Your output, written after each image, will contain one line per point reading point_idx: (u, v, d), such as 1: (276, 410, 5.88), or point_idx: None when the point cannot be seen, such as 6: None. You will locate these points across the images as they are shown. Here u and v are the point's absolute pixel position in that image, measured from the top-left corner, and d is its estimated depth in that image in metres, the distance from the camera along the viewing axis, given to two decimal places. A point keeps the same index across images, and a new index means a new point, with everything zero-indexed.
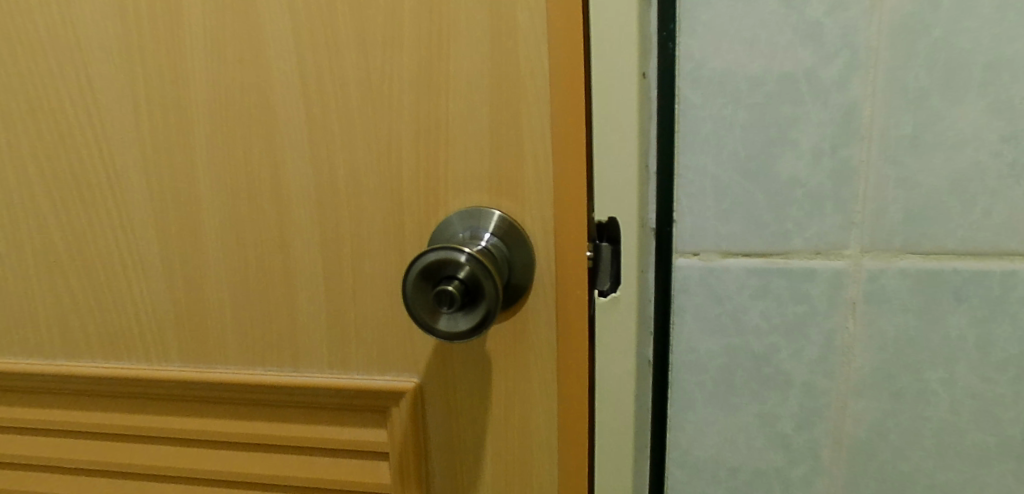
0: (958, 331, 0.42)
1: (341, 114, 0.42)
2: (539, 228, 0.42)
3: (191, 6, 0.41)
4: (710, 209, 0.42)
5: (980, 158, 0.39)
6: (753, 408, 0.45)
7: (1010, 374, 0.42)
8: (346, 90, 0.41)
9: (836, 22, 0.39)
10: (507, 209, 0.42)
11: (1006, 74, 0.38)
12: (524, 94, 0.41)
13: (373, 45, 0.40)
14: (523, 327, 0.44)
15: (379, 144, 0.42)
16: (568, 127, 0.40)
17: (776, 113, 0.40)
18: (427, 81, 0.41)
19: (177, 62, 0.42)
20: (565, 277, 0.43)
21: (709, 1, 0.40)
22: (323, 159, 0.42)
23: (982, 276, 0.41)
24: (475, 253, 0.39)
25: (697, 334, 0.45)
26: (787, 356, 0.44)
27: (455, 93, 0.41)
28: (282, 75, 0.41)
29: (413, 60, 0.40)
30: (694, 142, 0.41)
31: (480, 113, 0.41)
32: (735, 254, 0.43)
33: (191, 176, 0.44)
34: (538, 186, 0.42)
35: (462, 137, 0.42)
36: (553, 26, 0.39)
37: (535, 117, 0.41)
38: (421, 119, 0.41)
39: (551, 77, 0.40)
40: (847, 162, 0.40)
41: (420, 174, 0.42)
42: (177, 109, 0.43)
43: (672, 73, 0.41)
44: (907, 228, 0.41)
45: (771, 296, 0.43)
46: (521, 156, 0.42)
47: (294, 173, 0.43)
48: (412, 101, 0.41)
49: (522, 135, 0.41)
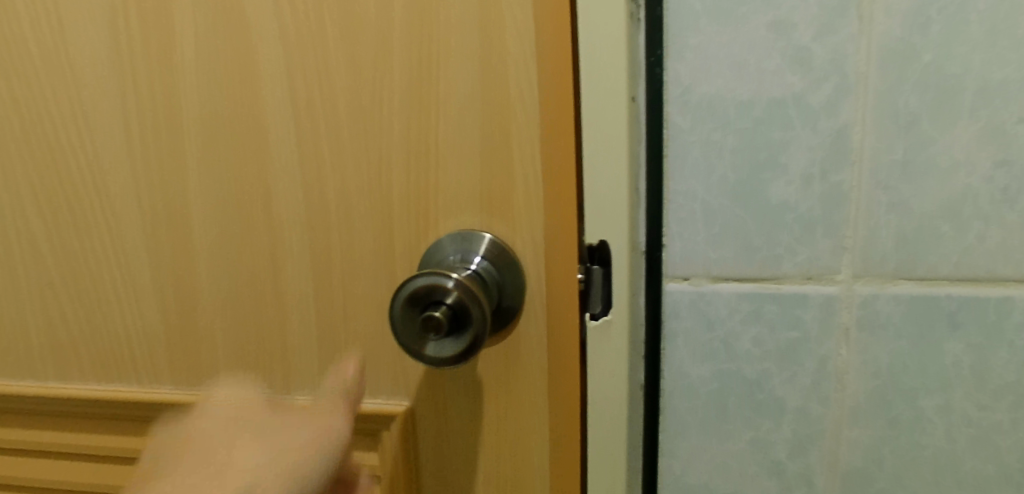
0: (954, 358, 0.41)
1: (332, 138, 0.42)
2: (530, 251, 0.42)
3: (183, 32, 0.41)
4: (699, 234, 0.42)
5: (972, 184, 0.39)
6: (746, 434, 0.45)
7: (1008, 402, 0.42)
8: (335, 114, 0.41)
9: (824, 47, 0.39)
10: (498, 232, 0.42)
11: (998, 99, 0.38)
12: (514, 118, 0.40)
13: (362, 70, 0.41)
14: (514, 350, 0.44)
15: (369, 168, 0.42)
16: (558, 150, 0.40)
17: (766, 138, 0.40)
18: (416, 105, 0.41)
19: (169, 87, 0.42)
20: (555, 301, 0.42)
21: (697, 27, 0.40)
22: (313, 182, 0.43)
23: (976, 302, 0.40)
24: (463, 279, 0.39)
25: (688, 360, 0.44)
26: (779, 382, 0.43)
27: (444, 117, 0.41)
28: (272, 99, 0.41)
29: (402, 84, 0.41)
30: (683, 167, 0.41)
31: (470, 137, 0.41)
32: (725, 279, 0.42)
33: (184, 199, 0.44)
34: (528, 210, 0.42)
35: (452, 161, 0.42)
36: (542, 50, 0.39)
37: (525, 141, 0.41)
38: (411, 143, 0.41)
39: (540, 101, 0.40)
40: (837, 187, 0.40)
41: (410, 198, 0.42)
42: (170, 134, 0.43)
43: (659, 99, 0.41)
44: (900, 252, 0.40)
45: (762, 322, 0.43)
46: (511, 180, 0.41)
47: (284, 196, 0.43)
48: (402, 125, 0.41)
49: (512, 158, 0.41)
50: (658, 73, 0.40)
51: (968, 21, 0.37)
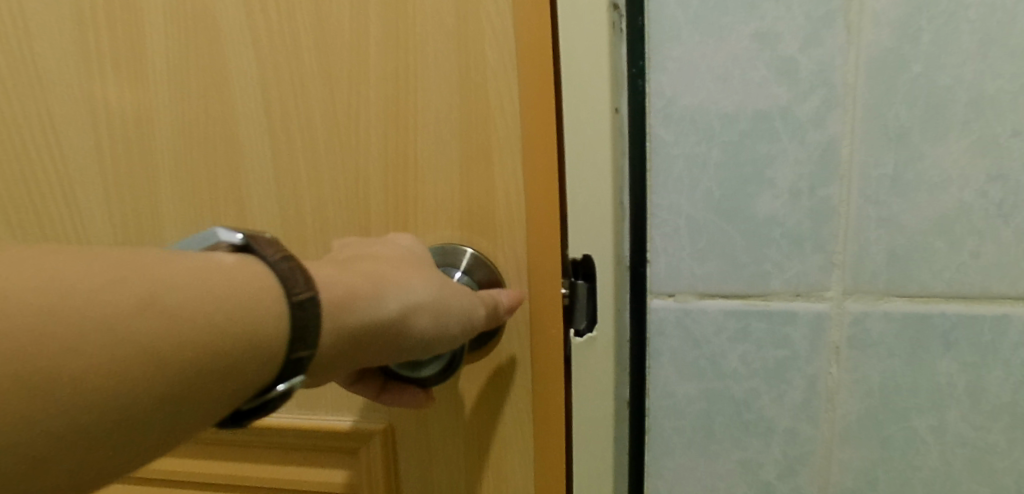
0: (948, 377, 0.40)
1: (307, 151, 0.41)
2: (512, 267, 0.41)
3: (155, 44, 0.40)
4: (684, 249, 0.41)
5: (965, 199, 0.38)
6: (734, 455, 0.43)
7: (1004, 423, 0.40)
8: (309, 128, 0.40)
9: (811, 58, 0.37)
10: (477, 246, 0.41)
11: (990, 111, 0.36)
12: (494, 130, 0.39)
13: (337, 82, 0.39)
14: (496, 366, 0.43)
15: (345, 183, 0.41)
16: (539, 162, 0.39)
17: (752, 151, 0.39)
18: (393, 117, 0.39)
19: (141, 100, 0.41)
20: (539, 317, 0.41)
21: (679, 37, 0.38)
22: (288, 196, 0.41)
23: (971, 320, 0.39)
24: None
25: (674, 378, 0.43)
26: (767, 401, 0.42)
27: (421, 129, 0.40)
28: (246, 112, 0.41)
29: (379, 95, 0.39)
30: (667, 181, 0.40)
31: (449, 150, 0.40)
32: (712, 296, 0.41)
33: (158, 213, 0.43)
34: (511, 223, 0.40)
35: (431, 175, 0.40)
36: (522, 59, 0.38)
37: (506, 153, 0.39)
38: (389, 156, 0.40)
39: (520, 112, 0.38)
40: (826, 201, 0.39)
41: (388, 214, 0.41)
42: (141, 147, 0.42)
43: (641, 113, 0.40)
44: (891, 269, 0.39)
45: (751, 340, 0.41)
46: (493, 192, 0.40)
47: (258, 210, 0.42)
48: (380, 138, 0.40)
49: (494, 171, 0.40)
50: (640, 87, 0.39)
51: (959, 31, 0.36)
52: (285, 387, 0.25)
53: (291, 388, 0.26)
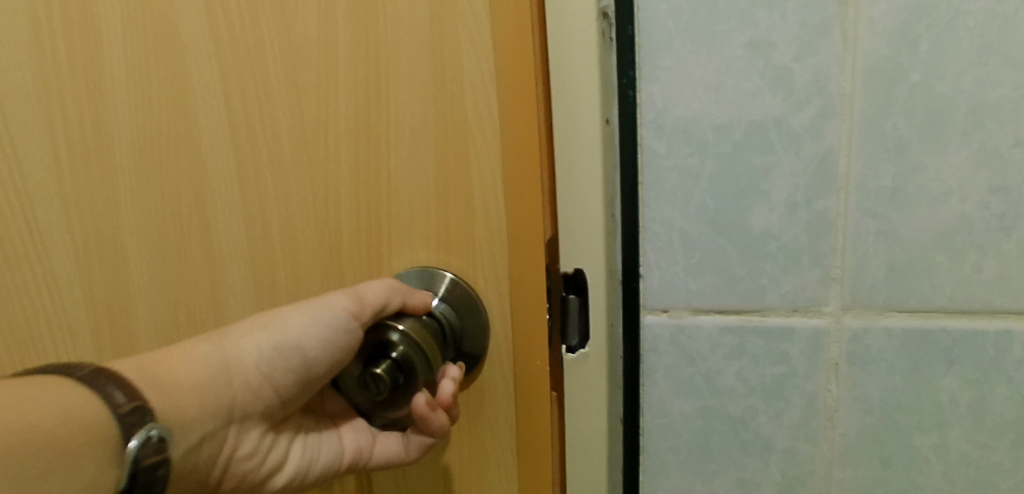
0: (950, 395, 0.39)
1: (273, 165, 0.37)
2: (493, 289, 0.37)
3: (112, 43, 0.36)
4: (678, 263, 0.40)
5: (966, 212, 0.37)
6: (731, 475, 0.42)
7: (1009, 441, 0.39)
8: (271, 145, 0.37)
9: (806, 67, 0.36)
10: (457, 270, 0.37)
11: (991, 122, 0.35)
12: (472, 145, 0.36)
13: (303, 92, 0.36)
14: (479, 400, 0.39)
15: (315, 202, 0.37)
16: (522, 180, 0.36)
17: (746, 163, 0.38)
18: (365, 131, 0.36)
19: (97, 105, 0.37)
20: (522, 345, 0.38)
21: (671, 47, 0.37)
22: (255, 215, 0.38)
23: (973, 336, 0.38)
24: (412, 327, 0.35)
25: (669, 396, 0.42)
26: (765, 420, 0.41)
27: (394, 147, 0.36)
28: (210, 121, 0.37)
29: (350, 107, 0.36)
30: (660, 194, 0.39)
31: (424, 166, 0.36)
32: (707, 311, 0.40)
33: (103, 240, 0.39)
34: (490, 244, 0.37)
35: (406, 193, 0.37)
36: (501, 70, 0.35)
37: (484, 170, 0.36)
38: (360, 172, 0.37)
39: (500, 126, 0.35)
40: (823, 214, 0.38)
41: (361, 235, 0.37)
42: (99, 155, 0.38)
43: (631, 122, 0.38)
44: (890, 284, 0.38)
45: (747, 356, 0.40)
46: (472, 210, 0.37)
47: (225, 227, 0.38)
48: (351, 154, 0.36)
49: (472, 188, 0.36)
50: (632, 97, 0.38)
51: (958, 39, 0.35)
52: (137, 443, 0.26)
53: (145, 442, 0.26)
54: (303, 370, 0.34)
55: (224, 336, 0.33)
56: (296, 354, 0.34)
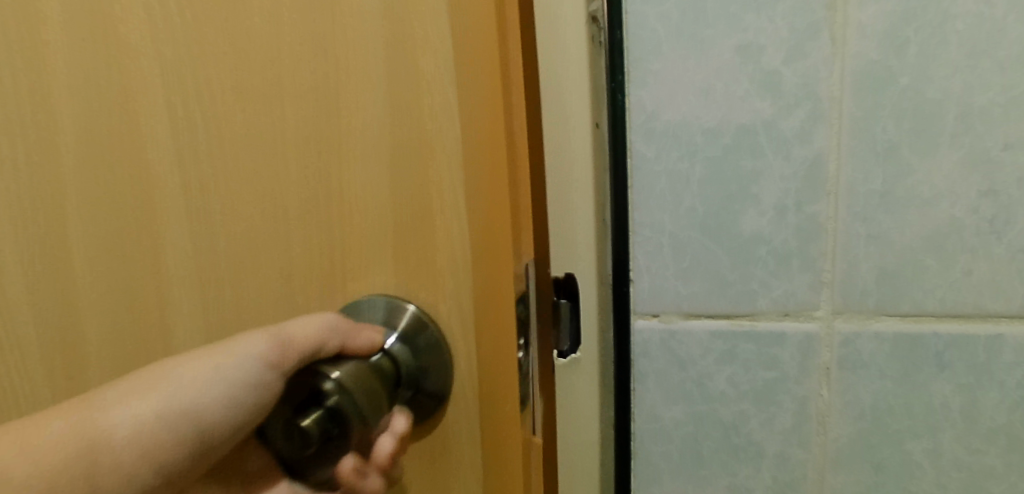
0: (942, 399, 0.39)
1: (220, 180, 0.33)
2: (457, 325, 0.32)
3: (58, 46, 0.33)
4: (668, 268, 0.39)
5: (956, 215, 0.36)
6: (723, 481, 0.42)
7: (1000, 446, 0.39)
8: (217, 159, 0.32)
9: (795, 71, 0.36)
10: (421, 302, 0.32)
11: (980, 125, 0.35)
12: (433, 158, 0.31)
13: (247, 98, 0.32)
14: (444, 446, 0.33)
15: (264, 221, 0.33)
16: (488, 198, 0.30)
17: (736, 167, 0.38)
18: (317, 143, 0.32)
19: (43, 113, 0.34)
20: (489, 388, 0.32)
21: (659, 51, 0.37)
22: (204, 234, 0.33)
23: (964, 340, 0.38)
24: (354, 368, 0.30)
25: (659, 401, 0.41)
26: (756, 425, 0.41)
27: (348, 162, 0.31)
28: (156, 129, 0.33)
29: (300, 114, 0.31)
30: (650, 198, 0.39)
31: (381, 183, 0.31)
32: (697, 316, 0.40)
33: (24, 266, 0.35)
34: (455, 273, 0.32)
35: (361, 213, 0.32)
36: (461, 68, 0.30)
37: (446, 185, 0.31)
38: (312, 189, 0.32)
39: (463, 135, 0.30)
40: (814, 218, 0.38)
41: (315, 260, 0.33)
42: (44, 167, 0.34)
43: (619, 127, 0.38)
44: (881, 288, 0.38)
45: (738, 362, 0.40)
46: (432, 233, 0.31)
47: (174, 247, 0.34)
48: (301, 168, 0.32)
49: (433, 208, 0.31)
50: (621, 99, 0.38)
51: (947, 42, 0.35)
52: None
53: None
54: (199, 433, 0.32)
55: (94, 402, 0.30)
56: (190, 415, 0.31)
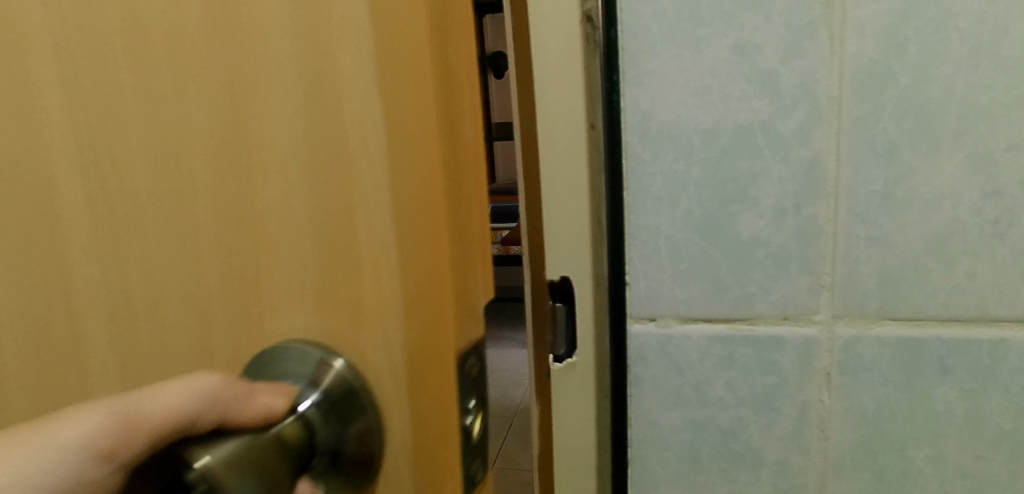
0: (945, 405, 0.38)
1: (132, 195, 0.31)
2: (383, 365, 0.29)
3: None
4: (665, 271, 0.39)
5: (959, 216, 0.36)
6: (722, 488, 0.41)
7: (1006, 453, 0.38)
8: (131, 175, 0.31)
9: (793, 71, 0.36)
10: (342, 340, 0.29)
11: (982, 124, 0.35)
12: (357, 173, 0.27)
13: (161, 103, 0.29)
14: None
15: (175, 241, 0.31)
16: (416, 223, 0.27)
17: (733, 169, 0.37)
18: (228, 153, 0.29)
19: None
20: (422, 453, 0.29)
21: (654, 50, 0.37)
22: (119, 250, 0.32)
23: (967, 344, 0.37)
24: (241, 445, 0.27)
25: (657, 407, 0.40)
26: (756, 432, 0.40)
27: (262, 177, 0.28)
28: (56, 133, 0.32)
29: (208, 117, 0.29)
30: (646, 200, 0.38)
31: (296, 200, 0.28)
32: (695, 320, 0.39)
33: None
34: (384, 307, 0.28)
35: (277, 234, 0.29)
36: (383, 63, 0.26)
37: (371, 206, 0.27)
38: (222, 206, 0.29)
39: (386, 146, 0.26)
40: (812, 221, 0.37)
41: (231, 285, 0.30)
42: None
43: (615, 127, 0.38)
44: (882, 291, 0.37)
45: (736, 367, 0.39)
46: (357, 261, 0.28)
47: (79, 271, 0.33)
48: (210, 181, 0.29)
49: (356, 232, 0.28)
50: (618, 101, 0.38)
51: (948, 40, 0.34)
52: None
53: None
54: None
55: None
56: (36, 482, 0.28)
